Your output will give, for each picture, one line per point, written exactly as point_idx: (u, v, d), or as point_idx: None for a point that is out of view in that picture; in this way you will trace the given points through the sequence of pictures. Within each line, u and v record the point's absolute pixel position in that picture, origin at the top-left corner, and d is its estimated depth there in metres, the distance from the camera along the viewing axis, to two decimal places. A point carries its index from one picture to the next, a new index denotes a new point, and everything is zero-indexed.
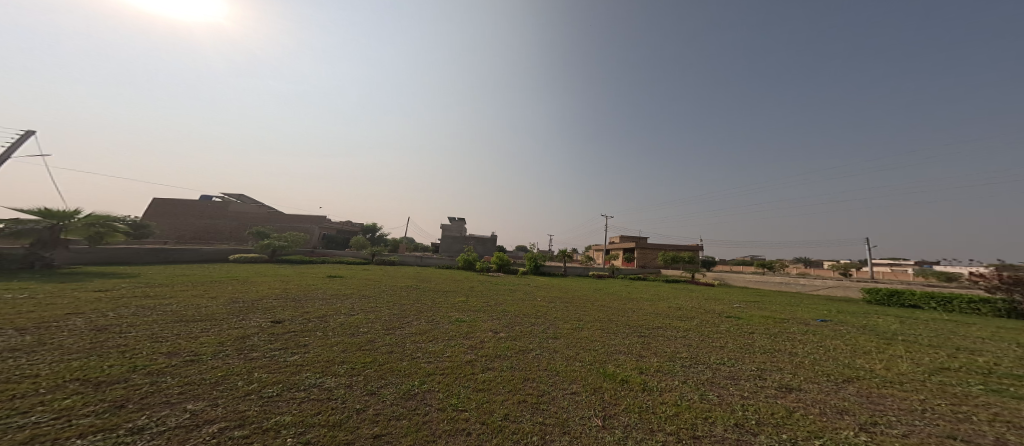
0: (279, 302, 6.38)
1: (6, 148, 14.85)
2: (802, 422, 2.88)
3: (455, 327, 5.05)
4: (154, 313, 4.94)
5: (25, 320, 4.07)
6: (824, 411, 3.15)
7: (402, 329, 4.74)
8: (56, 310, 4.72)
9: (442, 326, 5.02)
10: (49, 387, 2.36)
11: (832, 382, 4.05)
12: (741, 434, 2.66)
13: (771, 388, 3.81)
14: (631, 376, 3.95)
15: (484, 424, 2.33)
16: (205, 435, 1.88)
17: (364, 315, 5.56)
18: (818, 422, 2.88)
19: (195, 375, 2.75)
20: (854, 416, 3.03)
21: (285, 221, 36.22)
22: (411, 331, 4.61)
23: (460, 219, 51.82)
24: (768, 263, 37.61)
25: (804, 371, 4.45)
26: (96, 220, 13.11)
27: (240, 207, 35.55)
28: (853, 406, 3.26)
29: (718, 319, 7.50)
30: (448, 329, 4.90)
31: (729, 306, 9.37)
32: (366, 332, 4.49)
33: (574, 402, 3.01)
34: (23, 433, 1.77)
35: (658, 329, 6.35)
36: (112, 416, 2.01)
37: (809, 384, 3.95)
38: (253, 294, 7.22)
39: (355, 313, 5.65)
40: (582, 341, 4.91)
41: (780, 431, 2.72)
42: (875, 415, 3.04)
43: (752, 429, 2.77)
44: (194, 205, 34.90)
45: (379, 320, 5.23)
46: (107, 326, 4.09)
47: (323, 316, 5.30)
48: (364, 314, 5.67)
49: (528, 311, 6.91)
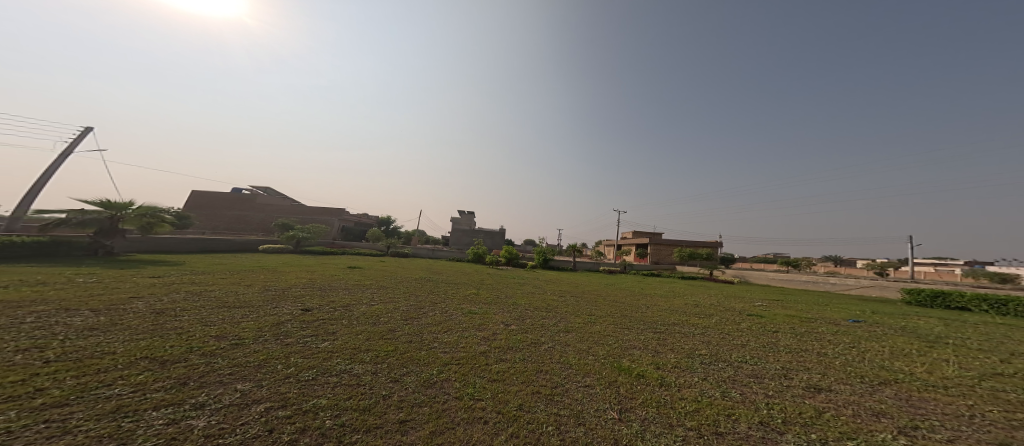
0: (306, 291, 6.80)
1: (71, 143, 16.64)
2: (833, 423, 2.78)
3: (468, 319, 5.19)
4: (199, 299, 5.38)
5: (98, 301, 4.61)
6: (858, 413, 3.01)
7: (419, 320, 4.93)
8: (121, 293, 5.31)
9: (456, 318, 5.16)
10: (125, 363, 2.56)
11: (868, 384, 3.84)
12: (767, 432, 2.61)
13: (799, 388, 3.68)
14: (646, 370, 3.96)
15: (501, 413, 2.42)
16: (254, 414, 2.01)
17: (384, 305, 5.84)
18: (851, 423, 2.77)
19: (242, 357, 2.89)
20: (893, 420, 2.87)
21: (308, 211, 38.09)
22: (428, 322, 4.79)
23: (471, 213, 52.43)
24: (796, 261, 35.38)
25: (835, 372, 4.25)
26: (146, 211, 14.26)
27: (266, 200, 37.56)
28: (891, 409, 3.11)
29: (739, 317, 7.23)
30: (462, 320, 5.05)
31: (750, 304, 9.00)
32: (387, 321, 4.72)
33: (589, 395, 3.08)
34: (111, 403, 2.00)
35: (675, 325, 6.21)
36: (177, 391, 2.21)
37: (842, 385, 3.77)
38: (282, 282, 7.73)
39: (376, 303, 5.93)
40: (595, 335, 4.90)
41: (809, 431, 2.64)
42: (916, 419, 2.88)
43: (778, 427, 2.70)
44: (222, 198, 36.99)
45: (397, 310, 5.47)
46: (165, 309, 4.55)
47: (347, 305, 5.61)
48: (383, 304, 5.94)
49: (539, 304, 6.98)
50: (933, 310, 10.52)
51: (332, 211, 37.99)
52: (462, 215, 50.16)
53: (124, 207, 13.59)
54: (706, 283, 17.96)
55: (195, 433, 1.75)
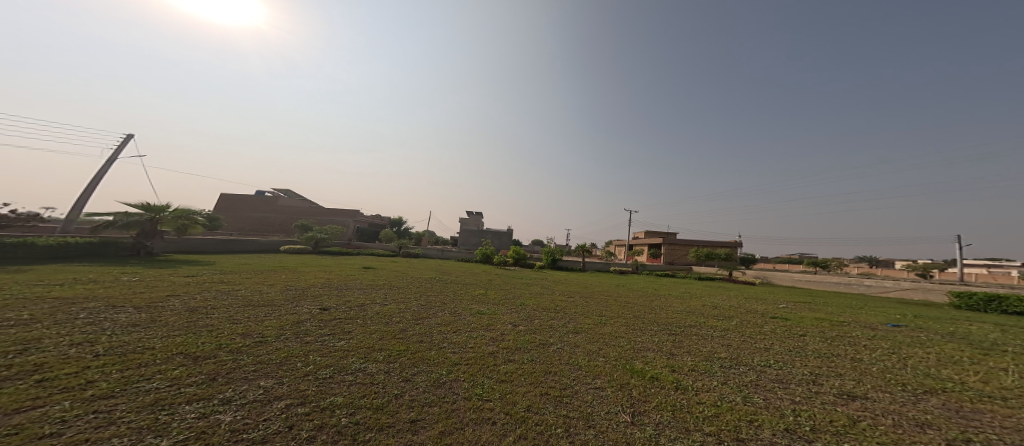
0: (323, 290, 7.10)
1: (116, 150, 18.10)
2: (871, 433, 2.59)
3: (477, 319, 5.23)
4: (228, 298, 5.72)
5: (140, 299, 5.01)
6: (899, 423, 2.79)
7: (429, 320, 5.02)
8: (160, 292, 5.75)
9: (464, 318, 5.22)
10: (162, 358, 2.48)
11: (910, 392, 3.56)
12: (794, 440, 2.48)
13: (831, 395, 3.46)
14: (661, 373, 3.85)
15: (509, 414, 2.43)
16: (275, 410, 2.03)
17: (396, 305, 6.00)
18: (891, 434, 2.58)
19: (265, 354, 2.77)
20: (941, 431, 2.64)
21: (325, 213, 39.69)
22: (437, 322, 4.86)
23: (479, 215, 52.90)
24: (827, 262, 33.27)
25: (872, 379, 3.97)
26: (182, 213, 15.24)
27: (287, 202, 39.47)
28: (938, 420, 2.86)
29: (762, 320, 6.89)
30: (470, 320, 5.10)
31: (774, 307, 8.55)
32: (399, 321, 4.84)
33: (599, 397, 3.04)
34: (148, 396, 1.98)
35: (692, 327, 6.00)
36: (208, 385, 2.16)
37: (880, 393, 3.52)
38: (302, 282, 8.12)
39: (388, 303, 6.11)
40: (606, 336, 4.81)
41: (841, 440, 2.48)
42: (967, 432, 2.64)
43: (806, 435, 2.56)
44: (246, 200, 39.01)
45: (408, 310, 5.60)
46: (197, 307, 4.88)
47: (361, 305, 5.81)
48: (395, 304, 6.10)
49: (548, 305, 6.95)
50: (983, 314, 9.62)
51: (348, 212, 39.31)
52: (469, 216, 50.86)
53: (162, 209, 14.61)
54: (726, 284, 17.23)
55: (222, 428, 1.80)
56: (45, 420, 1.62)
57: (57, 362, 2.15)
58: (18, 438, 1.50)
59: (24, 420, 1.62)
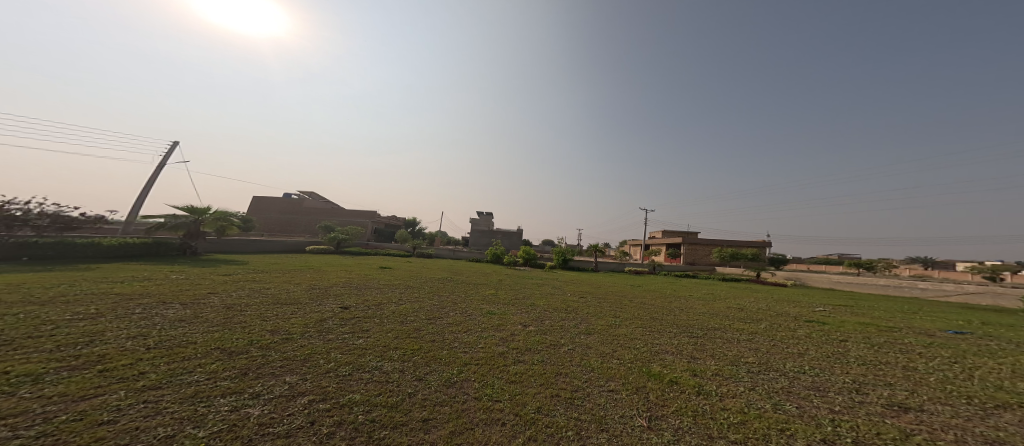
0: (344, 290, 7.45)
1: (166, 157, 19.94)
2: None
3: (487, 319, 5.26)
4: (259, 295, 6.16)
5: (185, 296, 5.51)
6: (963, 439, 2.51)
7: (441, 320, 5.11)
8: (201, 289, 6.29)
9: (475, 318, 5.26)
10: (203, 352, 2.63)
11: (976, 406, 3.17)
12: None
13: (878, 406, 3.16)
14: (681, 377, 3.70)
15: (518, 416, 2.44)
16: (299, 406, 2.13)
17: (411, 304, 6.17)
18: None
19: (291, 351, 2.93)
20: None
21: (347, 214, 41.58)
22: (448, 322, 4.94)
23: (489, 216, 53.30)
24: (872, 262, 30.40)
25: (928, 390, 3.58)
26: (220, 215, 16.54)
27: (312, 204, 41.77)
28: (1011, 438, 2.53)
29: (795, 323, 6.40)
30: (481, 320, 5.14)
31: (810, 310, 7.92)
32: (413, 320, 4.98)
33: (612, 400, 2.97)
34: (188, 388, 2.10)
35: (716, 330, 5.69)
36: (240, 379, 2.28)
37: (938, 406, 3.17)
38: (324, 281, 8.57)
39: (403, 303, 6.29)
40: (620, 338, 4.68)
41: None
42: None
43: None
44: (276, 203, 41.53)
45: (422, 310, 5.74)
46: (233, 304, 5.29)
47: (378, 304, 6.04)
48: (410, 304, 6.27)
49: (560, 306, 6.86)
50: None
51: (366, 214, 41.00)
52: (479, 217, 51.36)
53: (204, 211, 16.01)
54: (754, 286, 16.19)
55: (251, 421, 1.93)
56: (105, 408, 1.81)
57: (116, 353, 2.40)
58: (83, 422, 1.69)
59: (87, 406, 1.82)
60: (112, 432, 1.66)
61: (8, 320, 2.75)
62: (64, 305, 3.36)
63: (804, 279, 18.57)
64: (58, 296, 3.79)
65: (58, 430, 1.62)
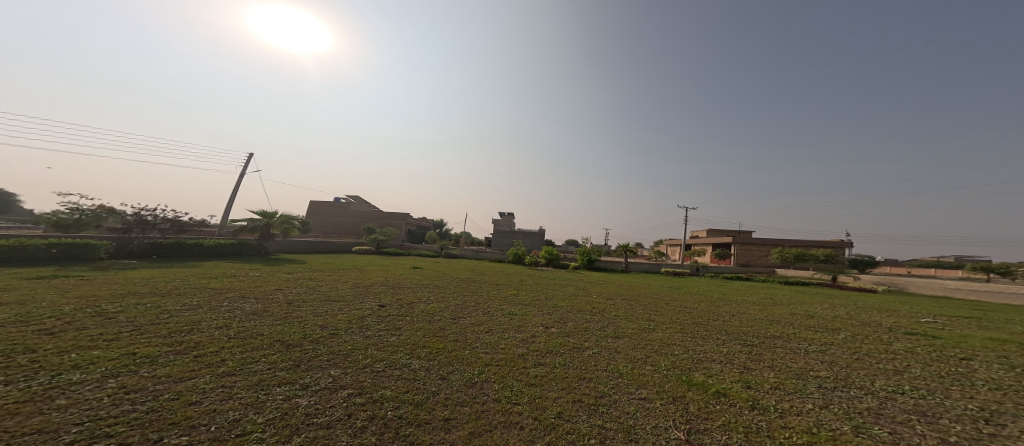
0: (381, 288, 8.09)
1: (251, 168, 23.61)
2: None
3: (508, 320, 5.28)
4: (313, 292, 7.00)
5: (257, 292, 6.48)
6: None
7: (464, 319, 5.25)
8: (269, 285, 7.36)
9: (496, 319, 5.32)
10: (267, 344, 3.07)
11: None
12: None
13: (1015, 440, 2.46)
14: (730, 389, 3.30)
15: (538, 420, 2.41)
16: (338, 399, 2.36)
17: (438, 304, 6.46)
18: None
19: (335, 346, 3.27)
20: None
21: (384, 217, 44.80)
22: (471, 322, 5.05)
23: (511, 216, 53.09)
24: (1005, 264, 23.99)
25: None
26: (285, 219, 18.66)
27: (358, 207, 45.91)
28: None
29: (886, 335, 5.29)
30: (502, 321, 5.17)
31: (906, 320, 6.49)
32: (439, 319, 5.19)
33: (643, 409, 2.78)
34: (254, 377, 2.47)
35: (775, 338, 4.95)
36: (294, 371, 2.61)
37: None
38: (366, 280, 9.41)
39: (431, 302, 6.60)
40: (655, 343, 4.34)
41: None
42: None
43: None
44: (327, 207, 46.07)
45: (448, 310, 5.97)
46: (293, 300, 6.08)
47: (410, 303, 6.45)
48: (437, 303, 6.58)
49: (584, 307, 6.58)
50: None
51: (399, 216, 43.85)
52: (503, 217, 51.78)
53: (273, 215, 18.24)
54: (831, 291, 13.75)
55: (300, 410, 2.19)
56: (194, 390, 2.23)
57: (206, 341, 2.93)
58: (179, 401, 2.10)
59: (183, 387, 2.25)
60: (197, 412, 2.02)
61: (138, 309, 3.55)
62: (174, 297, 4.21)
63: (902, 285, 15.25)
64: (172, 289, 4.76)
65: (162, 406, 2.03)
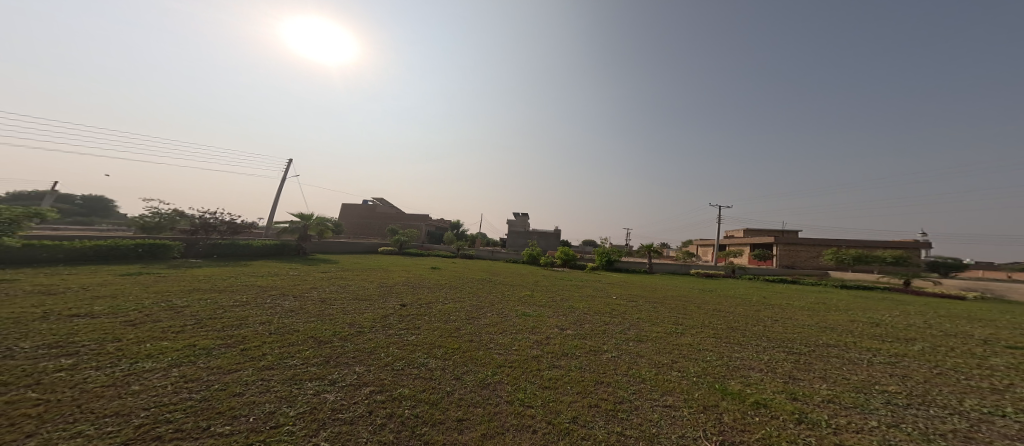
0: (403, 288, 8.44)
1: None
2: None
3: (523, 320, 5.24)
4: (343, 291, 7.50)
5: (295, 290, 7.09)
6: None
7: (480, 320, 5.29)
8: (305, 284, 8.00)
9: (511, 319, 5.30)
10: (302, 339, 3.34)
11: None
12: None
13: None
14: (772, 400, 2.99)
15: (552, 424, 2.35)
16: (361, 395, 2.50)
17: (455, 304, 6.59)
18: None
19: (360, 343, 3.46)
20: None
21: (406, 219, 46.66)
22: (486, 322, 5.08)
23: (525, 216, 52.51)
24: None
25: None
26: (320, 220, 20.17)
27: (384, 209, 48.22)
28: None
29: (974, 348, 4.48)
30: (517, 322, 5.14)
31: (999, 331, 5.48)
32: (455, 319, 5.29)
33: (668, 417, 2.61)
34: (289, 371, 2.70)
35: (826, 347, 4.40)
36: (323, 366, 2.82)
37: None
38: (389, 279, 9.89)
39: (449, 302, 6.76)
40: (682, 348, 4.06)
41: None
42: None
43: None
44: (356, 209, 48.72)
45: (463, 310, 6.06)
46: (326, 298, 6.56)
47: (429, 303, 6.66)
48: (454, 303, 6.73)
49: (602, 309, 6.35)
50: None
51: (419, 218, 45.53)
52: (518, 217, 51.66)
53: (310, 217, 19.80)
54: (899, 296, 11.99)
55: (327, 406, 2.36)
56: (239, 381, 2.48)
57: (251, 336, 3.25)
58: (226, 391, 2.35)
59: (231, 378, 2.52)
60: (239, 403, 2.26)
61: (200, 304, 4.07)
62: (228, 293, 4.76)
63: (1001, 291, 12.71)
64: (227, 286, 5.37)
65: (213, 396, 2.30)
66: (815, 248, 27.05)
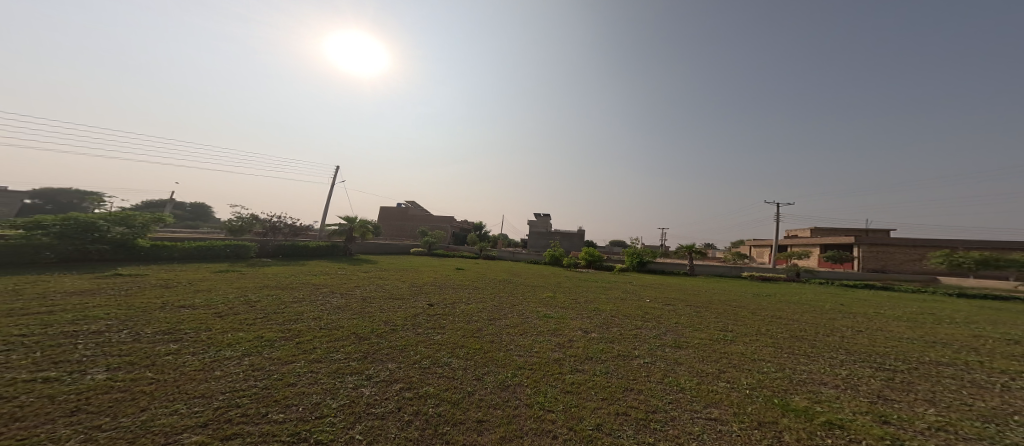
0: (431, 288, 8.83)
1: None
2: None
3: (545, 322, 5.12)
4: (380, 290, 8.10)
5: (341, 288, 7.83)
6: None
7: (501, 321, 5.30)
8: (349, 282, 8.78)
9: (532, 321, 5.22)
10: (346, 335, 3.66)
11: None
12: None
13: None
14: (851, 421, 2.50)
15: (574, 431, 2.25)
16: (392, 391, 2.66)
17: (477, 304, 6.71)
18: None
19: (393, 340, 3.69)
20: None
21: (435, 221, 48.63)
22: (507, 324, 5.06)
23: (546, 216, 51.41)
24: None
25: None
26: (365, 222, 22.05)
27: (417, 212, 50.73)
28: None
29: None
30: (538, 324, 5.03)
31: None
32: (477, 320, 5.36)
33: (713, 431, 2.32)
34: (333, 365, 2.97)
35: (922, 364, 3.58)
36: (361, 362, 3.05)
37: None
38: (420, 279, 10.45)
39: (472, 302, 6.89)
40: (728, 356, 3.60)
41: None
42: None
43: None
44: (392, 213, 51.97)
45: (485, 310, 6.13)
46: (366, 296, 7.14)
47: (454, 303, 6.87)
48: (476, 303, 6.85)
49: (632, 312, 5.94)
50: None
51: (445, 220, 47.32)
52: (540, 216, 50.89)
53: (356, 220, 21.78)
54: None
55: (363, 399, 2.54)
56: (293, 372, 2.79)
57: (305, 330, 3.65)
58: (282, 381, 2.66)
59: (287, 369, 2.85)
60: (292, 393, 2.54)
61: (267, 299, 4.72)
62: (289, 290, 5.45)
63: None
64: (288, 283, 6.14)
65: (272, 384, 2.62)
66: (915, 249, 22.25)
